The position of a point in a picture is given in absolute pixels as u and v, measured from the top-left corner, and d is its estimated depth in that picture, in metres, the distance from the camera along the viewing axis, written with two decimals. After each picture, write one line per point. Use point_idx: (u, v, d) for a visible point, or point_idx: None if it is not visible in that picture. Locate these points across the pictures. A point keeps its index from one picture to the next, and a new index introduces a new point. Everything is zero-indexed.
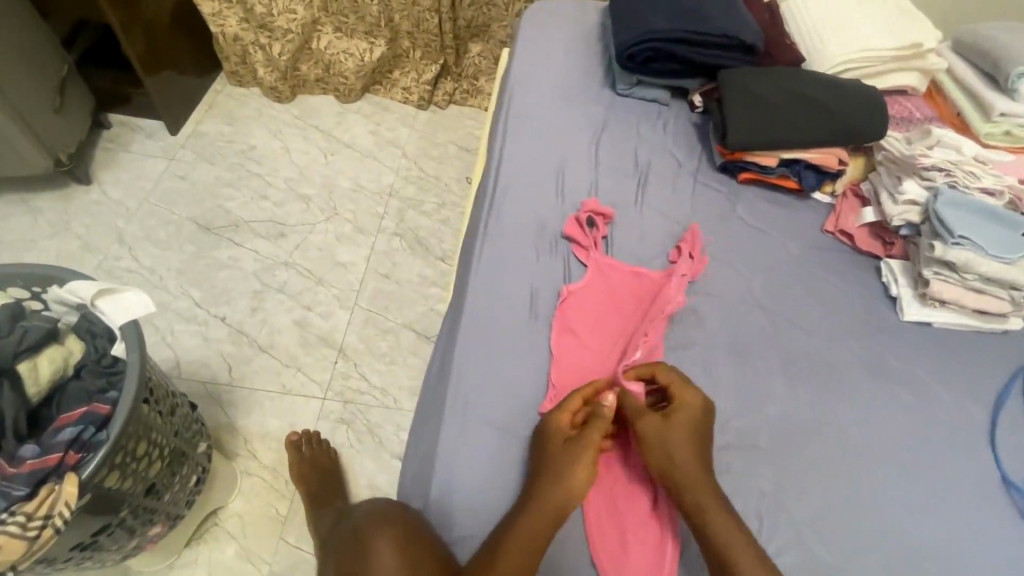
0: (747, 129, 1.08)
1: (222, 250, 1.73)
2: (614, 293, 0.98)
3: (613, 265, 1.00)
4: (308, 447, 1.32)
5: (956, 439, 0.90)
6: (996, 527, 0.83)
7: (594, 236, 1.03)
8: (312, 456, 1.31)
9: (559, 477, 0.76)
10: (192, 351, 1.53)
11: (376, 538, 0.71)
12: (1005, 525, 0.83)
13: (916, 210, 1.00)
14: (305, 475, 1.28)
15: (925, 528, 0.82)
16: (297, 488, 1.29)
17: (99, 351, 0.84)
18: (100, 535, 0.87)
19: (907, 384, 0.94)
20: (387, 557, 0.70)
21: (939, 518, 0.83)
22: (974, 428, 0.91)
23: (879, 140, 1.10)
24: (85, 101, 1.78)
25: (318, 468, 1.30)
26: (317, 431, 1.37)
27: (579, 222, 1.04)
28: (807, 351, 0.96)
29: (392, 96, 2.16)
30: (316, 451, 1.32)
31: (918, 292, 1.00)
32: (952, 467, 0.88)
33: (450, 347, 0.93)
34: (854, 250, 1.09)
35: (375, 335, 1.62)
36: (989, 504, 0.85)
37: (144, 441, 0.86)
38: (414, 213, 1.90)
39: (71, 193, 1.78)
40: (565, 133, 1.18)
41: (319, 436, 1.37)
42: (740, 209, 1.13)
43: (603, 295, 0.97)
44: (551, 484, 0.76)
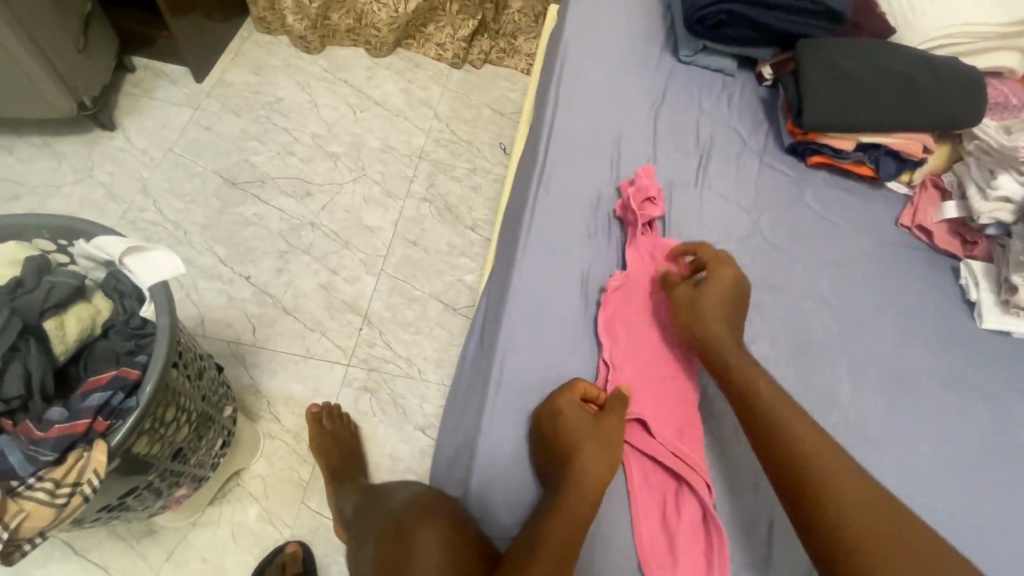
0: (826, 108, 0.98)
1: (247, 206, 1.68)
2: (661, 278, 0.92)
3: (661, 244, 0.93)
4: (328, 421, 1.30)
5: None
6: None
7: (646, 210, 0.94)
8: (333, 431, 1.29)
9: (590, 470, 0.71)
10: (215, 309, 1.50)
11: (417, 531, 0.69)
12: None
13: (1008, 208, 0.91)
14: (325, 448, 1.26)
15: (998, 553, 0.77)
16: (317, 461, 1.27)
17: (127, 312, 0.81)
18: (127, 497, 0.85)
19: (981, 397, 0.88)
20: (430, 554, 0.67)
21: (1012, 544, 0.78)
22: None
23: (972, 127, 0.99)
24: (108, 41, 1.70)
25: (338, 443, 1.28)
26: (337, 405, 1.35)
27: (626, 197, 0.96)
28: (875, 355, 0.90)
29: (425, 52, 2.06)
30: (336, 427, 1.30)
31: (1001, 298, 0.92)
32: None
33: (492, 328, 0.88)
34: (929, 248, 1.02)
35: (401, 304, 1.58)
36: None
37: (173, 407, 0.84)
38: (444, 178, 1.82)
39: (95, 138, 1.73)
40: (620, 99, 1.09)
41: (339, 409, 1.34)
42: (808, 195, 1.04)
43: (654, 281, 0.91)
44: (592, 481, 0.71)
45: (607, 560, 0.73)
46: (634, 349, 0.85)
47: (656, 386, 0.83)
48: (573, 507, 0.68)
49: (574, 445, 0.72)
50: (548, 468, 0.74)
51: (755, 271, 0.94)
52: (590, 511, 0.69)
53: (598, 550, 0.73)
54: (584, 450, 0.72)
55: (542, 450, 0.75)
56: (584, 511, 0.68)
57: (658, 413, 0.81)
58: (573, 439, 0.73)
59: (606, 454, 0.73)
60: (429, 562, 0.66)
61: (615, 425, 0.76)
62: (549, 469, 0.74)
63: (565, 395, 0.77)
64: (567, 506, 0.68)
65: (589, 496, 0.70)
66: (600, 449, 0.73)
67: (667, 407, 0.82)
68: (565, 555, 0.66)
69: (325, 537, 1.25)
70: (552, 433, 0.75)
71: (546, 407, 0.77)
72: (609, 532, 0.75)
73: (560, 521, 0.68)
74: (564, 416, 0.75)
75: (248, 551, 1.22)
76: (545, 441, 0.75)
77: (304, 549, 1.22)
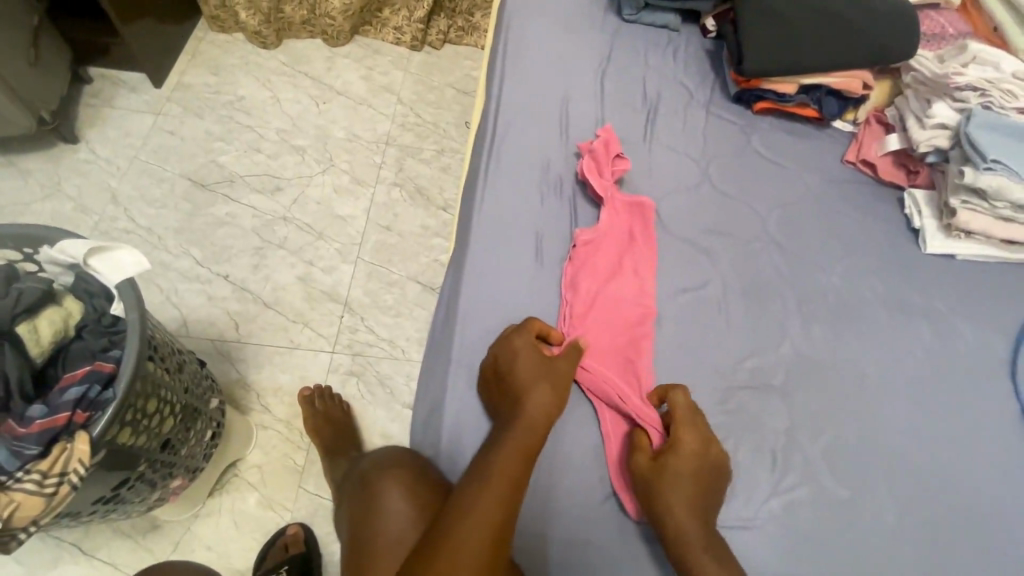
0: (765, 53, 1.00)
1: (218, 206, 1.69)
2: (619, 235, 0.93)
3: (613, 200, 0.94)
4: (320, 402, 1.33)
5: (975, 371, 0.89)
6: (1010, 456, 0.83)
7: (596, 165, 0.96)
8: (325, 411, 1.32)
9: (528, 404, 0.74)
10: (197, 309, 1.52)
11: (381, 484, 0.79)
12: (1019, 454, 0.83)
13: (945, 135, 0.94)
14: (319, 428, 1.29)
15: (940, 462, 0.82)
16: (312, 440, 1.31)
17: (98, 311, 0.83)
18: (121, 489, 0.89)
19: (927, 318, 0.92)
20: (396, 501, 0.77)
21: (956, 453, 0.83)
22: (994, 356, 0.90)
23: (908, 60, 1.01)
24: (60, 53, 1.69)
25: (331, 421, 1.31)
26: (329, 387, 1.38)
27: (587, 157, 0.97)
28: (824, 289, 0.93)
29: (383, 37, 2.05)
30: (328, 407, 1.33)
31: (943, 223, 0.96)
32: (969, 393, 0.87)
33: (453, 297, 0.91)
34: (876, 181, 1.05)
35: (380, 288, 1.61)
36: (1008, 432, 0.85)
37: (154, 399, 0.86)
38: (413, 161, 1.84)
39: (59, 153, 1.72)
40: (567, 64, 1.11)
41: (331, 390, 1.38)
42: (756, 140, 1.07)
43: (614, 238, 0.92)
44: (539, 417, 0.74)
45: (571, 506, 0.77)
46: (590, 301, 0.87)
47: (613, 337, 0.86)
48: (523, 441, 0.71)
49: (524, 385, 0.76)
50: (500, 406, 0.78)
51: (705, 221, 0.97)
52: (538, 444, 0.73)
53: (563, 496, 0.77)
54: (534, 387, 0.76)
55: (494, 389, 0.79)
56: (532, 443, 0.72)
57: (612, 365, 0.84)
58: (523, 378, 0.77)
59: (554, 393, 0.77)
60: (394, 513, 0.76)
61: (565, 368, 0.80)
62: (500, 406, 0.78)
63: (520, 337, 0.81)
64: (514, 439, 0.71)
65: (537, 430, 0.73)
66: (548, 391, 0.77)
67: (623, 358, 0.85)
68: (510, 490, 0.68)
69: (324, 517, 1.30)
70: (504, 374, 0.79)
71: (503, 349, 0.80)
72: (573, 481, 0.78)
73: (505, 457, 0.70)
74: (516, 356, 0.79)
75: (251, 537, 1.27)
76: (498, 383, 0.79)
77: (305, 529, 1.26)
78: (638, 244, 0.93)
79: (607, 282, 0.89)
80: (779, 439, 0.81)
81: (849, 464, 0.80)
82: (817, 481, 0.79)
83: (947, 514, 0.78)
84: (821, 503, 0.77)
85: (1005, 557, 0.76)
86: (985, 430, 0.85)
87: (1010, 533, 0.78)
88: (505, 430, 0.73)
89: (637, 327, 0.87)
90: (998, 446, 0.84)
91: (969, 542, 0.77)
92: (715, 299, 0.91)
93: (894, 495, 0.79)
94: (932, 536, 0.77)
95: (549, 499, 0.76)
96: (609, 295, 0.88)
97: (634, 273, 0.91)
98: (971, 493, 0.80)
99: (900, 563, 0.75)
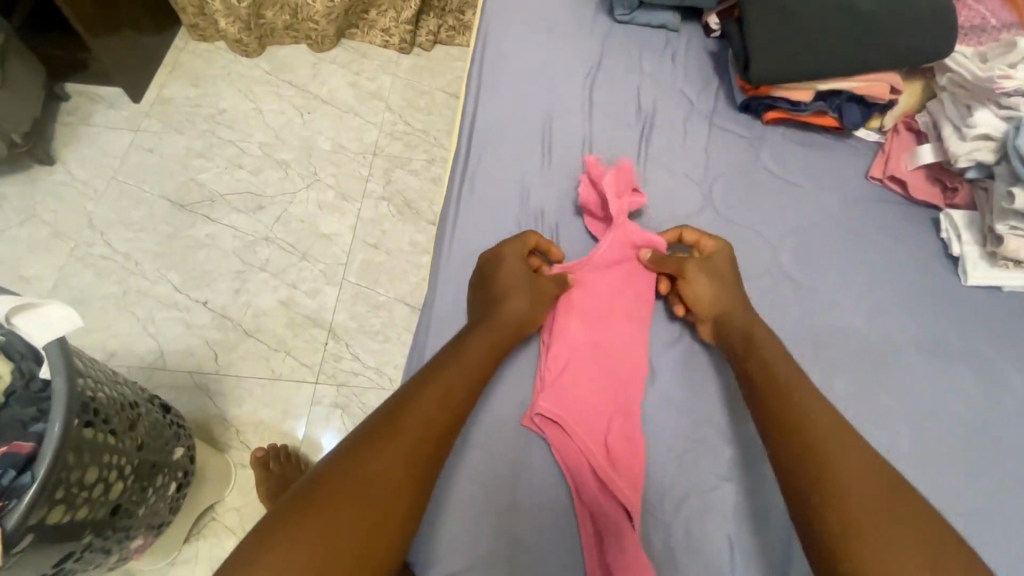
0: (776, 57, 0.88)
1: (198, 227, 1.61)
2: (612, 276, 0.86)
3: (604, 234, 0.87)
4: (276, 463, 1.24)
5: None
6: None
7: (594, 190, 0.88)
8: (280, 474, 1.22)
9: (506, 301, 0.79)
10: (175, 339, 1.45)
11: None
12: None
13: (989, 146, 0.81)
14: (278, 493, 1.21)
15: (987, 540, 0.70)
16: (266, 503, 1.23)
17: (25, 375, 0.75)
18: (66, 563, 0.81)
19: (968, 363, 0.80)
20: None
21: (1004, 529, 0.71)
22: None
23: (943, 60, 0.87)
24: (31, 71, 1.62)
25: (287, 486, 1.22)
26: (285, 444, 1.27)
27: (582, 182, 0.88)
28: (845, 331, 0.81)
29: (371, 39, 1.95)
30: (284, 469, 1.23)
31: (987, 250, 0.82)
32: (1017, 454, 0.75)
33: (422, 351, 0.83)
34: (906, 199, 0.92)
35: (367, 312, 1.52)
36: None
37: (95, 467, 0.78)
38: (402, 173, 1.74)
39: (34, 175, 1.66)
40: (552, 75, 1.00)
41: (287, 448, 1.27)
42: (766, 155, 0.94)
43: (604, 281, 0.86)
44: (514, 317, 0.78)
45: None
46: (571, 350, 0.82)
47: (597, 395, 0.80)
48: (479, 356, 0.75)
49: (509, 285, 0.80)
50: (478, 304, 0.81)
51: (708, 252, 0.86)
52: (504, 341, 0.78)
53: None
54: (513, 294, 0.79)
55: (481, 281, 0.82)
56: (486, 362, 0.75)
57: (593, 428, 0.78)
58: (510, 279, 0.80)
59: (533, 303, 0.80)
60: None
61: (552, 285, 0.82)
62: (479, 303, 0.81)
63: (518, 244, 0.83)
64: (485, 332, 0.77)
65: (507, 327, 0.78)
66: (530, 296, 0.80)
67: (610, 418, 0.79)
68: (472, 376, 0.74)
69: None
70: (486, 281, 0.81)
71: (500, 248, 0.83)
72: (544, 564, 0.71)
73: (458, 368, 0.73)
74: (512, 256, 0.82)
75: None
76: (487, 277, 0.82)
77: None
78: (631, 286, 0.86)
79: (594, 331, 0.83)
80: None
81: None
82: None
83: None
84: None
85: None
86: None
87: None
88: (480, 323, 0.78)
89: (623, 385, 0.81)
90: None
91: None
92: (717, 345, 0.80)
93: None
94: None
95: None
96: (595, 341, 0.83)
97: (624, 319, 0.84)
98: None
99: None
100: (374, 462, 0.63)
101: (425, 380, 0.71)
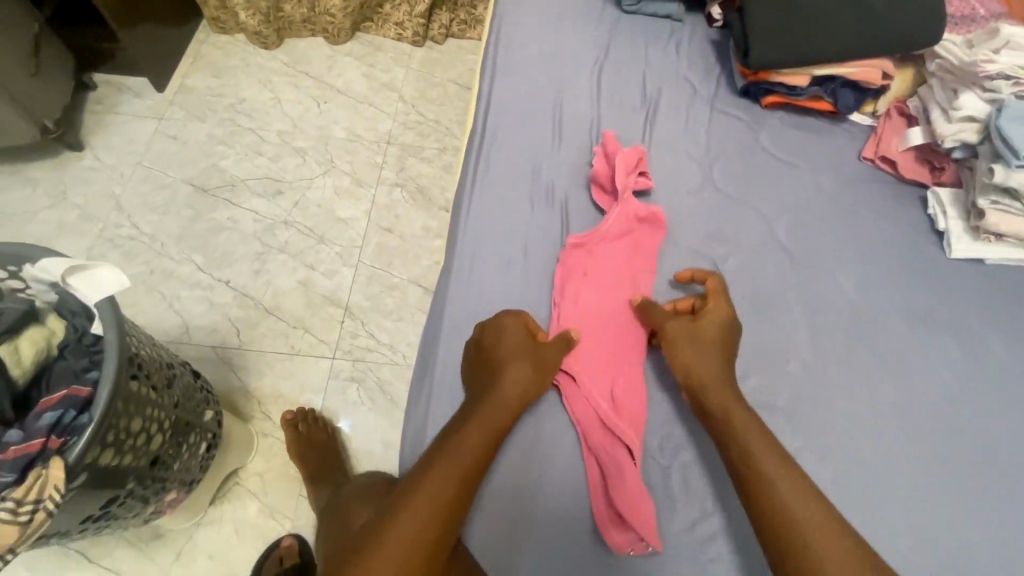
0: (773, 44, 0.93)
1: (219, 211, 1.68)
2: (624, 248, 0.90)
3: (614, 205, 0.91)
4: (304, 426, 1.31)
5: (1003, 388, 0.82)
6: None
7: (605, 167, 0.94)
8: (309, 436, 1.30)
9: (500, 379, 0.78)
10: (199, 316, 1.52)
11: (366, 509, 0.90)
12: None
13: (974, 127, 0.86)
14: (303, 453, 1.28)
15: (962, 485, 0.76)
16: (297, 465, 1.30)
17: (78, 330, 0.82)
18: (111, 507, 0.89)
19: (952, 329, 0.85)
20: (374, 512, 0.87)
21: (978, 478, 0.77)
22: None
23: (932, 47, 0.93)
24: (63, 61, 1.69)
25: (316, 446, 1.29)
26: (313, 409, 1.36)
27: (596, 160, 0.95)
28: (838, 296, 0.87)
29: (385, 33, 2.01)
30: (312, 431, 1.31)
31: (971, 225, 0.88)
32: (995, 411, 0.81)
33: (439, 317, 0.89)
34: (897, 179, 0.97)
35: (381, 292, 1.58)
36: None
37: (139, 418, 0.85)
38: (415, 161, 1.80)
39: (64, 161, 1.73)
40: (562, 61, 1.06)
41: (315, 413, 1.35)
42: (764, 136, 1.00)
43: (615, 251, 0.90)
44: (514, 396, 0.78)
45: (552, 528, 0.77)
46: (582, 314, 0.87)
47: (602, 355, 0.85)
48: (479, 438, 0.75)
49: (505, 362, 0.79)
50: (478, 381, 0.81)
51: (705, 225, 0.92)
52: (509, 420, 0.77)
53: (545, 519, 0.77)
54: (510, 369, 0.79)
55: (479, 356, 0.82)
56: (486, 439, 0.75)
57: (602, 383, 0.83)
58: (506, 356, 0.80)
59: (534, 376, 0.80)
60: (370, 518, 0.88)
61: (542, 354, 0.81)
62: (479, 379, 0.81)
63: (511, 319, 0.83)
64: (485, 412, 0.76)
65: (509, 406, 0.77)
66: (529, 369, 0.80)
67: (614, 375, 0.84)
68: (477, 461, 0.73)
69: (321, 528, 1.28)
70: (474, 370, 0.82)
71: (493, 323, 0.83)
72: (554, 501, 0.78)
73: (447, 458, 0.72)
74: (507, 331, 0.82)
75: (251, 544, 1.27)
76: (483, 353, 0.82)
77: (299, 540, 1.26)
78: (639, 258, 0.90)
79: (604, 296, 0.88)
80: None
81: (861, 488, 0.75)
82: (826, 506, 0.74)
83: (966, 545, 0.73)
84: None
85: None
86: (1011, 451, 0.79)
87: None
88: (479, 404, 0.78)
89: (630, 349, 0.85)
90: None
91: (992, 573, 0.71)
92: None
93: (908, 527, 0.74)
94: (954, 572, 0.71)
95: (528, 526, 0.76)
96: (605, 307, 0.87)
97: (633, 288, 0.88)
98: (995, 522, 0.75)
99: None
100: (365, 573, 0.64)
101: (426, 471, 0.72)
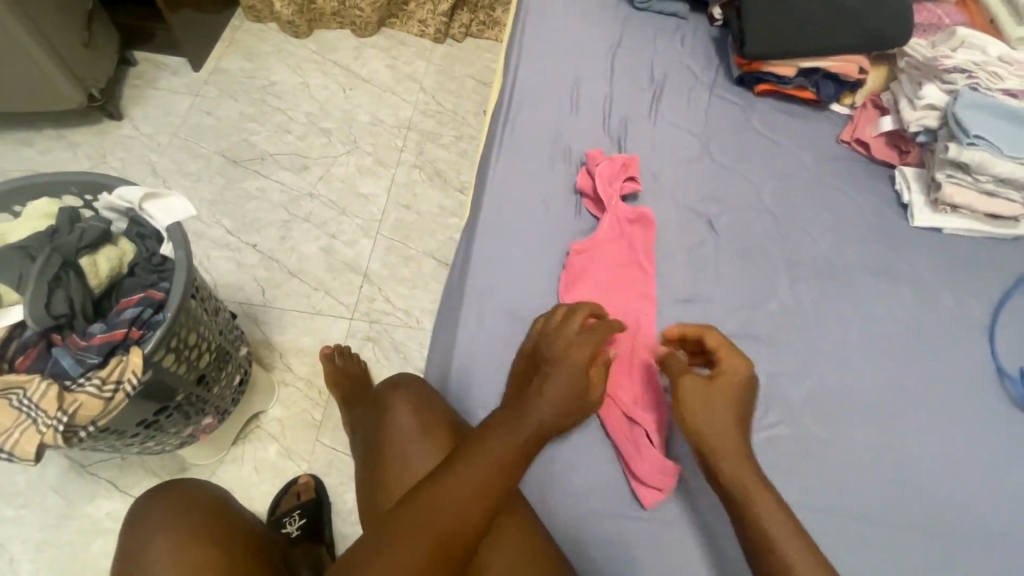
0: (766, 40, 1.10)
1: (250, 180, 1.80)
2: (625, 252, 1.01)
3: (617, 212, 1.01)
4: (340, 359, 1.37)
5: (944, 332, 1.00)
6: (976, 404, 0.95)
7: (608, 181, 1.03)
8: (345, 367, 1.36)
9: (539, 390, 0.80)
10: (227, 275, 1.62)
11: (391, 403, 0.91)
12: (984, 405, 0.95)
13: (934, 115, 1.03)
14: (339, 382, 1.34)
15: (907, 407, 0.94)
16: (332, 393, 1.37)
17: (148, 251, 0.92)
18: (160, 416, 0.99)
19: (912, 284, 1.04)
20: (401, 415, 0.88)
21: (919, 404, 0.94)
22: (962, 323, 1.01)
23: (902, 47, 1.11)
24: (110, 36, 1.81)
25: (351, 378, 1.36)
26: (347, 345, 1.42)
27: (591, 174, 1.06)
28: (812, 255, 1.05)
29: (409, 29, 2.15)
30: (347, 364, 1.38)
31: (930, 199, 1.07)
32: (936, 351, 0.99)
33: (465, 266, 1.01)
34: (869, 159, 1.16)
35: (398, 262, 1.70)
36: (967, 385, 0.96)
37: (194, 332, 0.96)
38: (432, 146, 1.93)
39: (106, 128, 1.85)
40: (581, 45, 1.21)
41: (349, 349, 1.42)
42: (755, 120, 1.17)
43: (617, 255, 1.01)
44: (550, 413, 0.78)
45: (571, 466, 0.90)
46: None
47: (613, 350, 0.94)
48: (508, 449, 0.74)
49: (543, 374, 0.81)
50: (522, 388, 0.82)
51: (703, 192, 1.09)
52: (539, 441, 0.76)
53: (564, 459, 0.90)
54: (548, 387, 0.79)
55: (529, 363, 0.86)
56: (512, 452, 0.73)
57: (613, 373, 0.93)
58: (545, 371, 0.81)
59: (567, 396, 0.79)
60: (405, 423, 0.88)
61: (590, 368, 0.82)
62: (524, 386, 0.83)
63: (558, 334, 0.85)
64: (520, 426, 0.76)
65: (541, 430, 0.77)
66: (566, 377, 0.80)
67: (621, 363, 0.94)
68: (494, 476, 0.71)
69: (339, 469, 1.38)
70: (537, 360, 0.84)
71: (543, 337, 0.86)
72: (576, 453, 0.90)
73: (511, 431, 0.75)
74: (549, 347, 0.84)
75: (270, 483, 1.36)
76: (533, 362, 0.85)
77: (316, 480, 1.34)
78: (639, 255, 1.01)
79: (608, 295, 0.97)
80: (761, 383, 0.93)
81: (824, 405, 0.93)
82: (796, 418, 0.91)
83: (906, 450, 0.91)
84: (797, 437, 0.90)
85: (956, 489, 0.88)
86: (950, 381, 0.96)
87: (962, 467, 0.90)
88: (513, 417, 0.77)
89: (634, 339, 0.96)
90: (957, 398, 0.95)
91: (926, 472, 0.89)
92: (709, 257, 1.03)
93: (860, 434, 0.91)
94: (894, 473, 0.89)
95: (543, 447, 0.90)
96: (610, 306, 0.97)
97: (636, 285, 0.99)
98: (932, 431, 0.92)
99: (863, 493, 0.87)
100: (437, 497, 0.69)
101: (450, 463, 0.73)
